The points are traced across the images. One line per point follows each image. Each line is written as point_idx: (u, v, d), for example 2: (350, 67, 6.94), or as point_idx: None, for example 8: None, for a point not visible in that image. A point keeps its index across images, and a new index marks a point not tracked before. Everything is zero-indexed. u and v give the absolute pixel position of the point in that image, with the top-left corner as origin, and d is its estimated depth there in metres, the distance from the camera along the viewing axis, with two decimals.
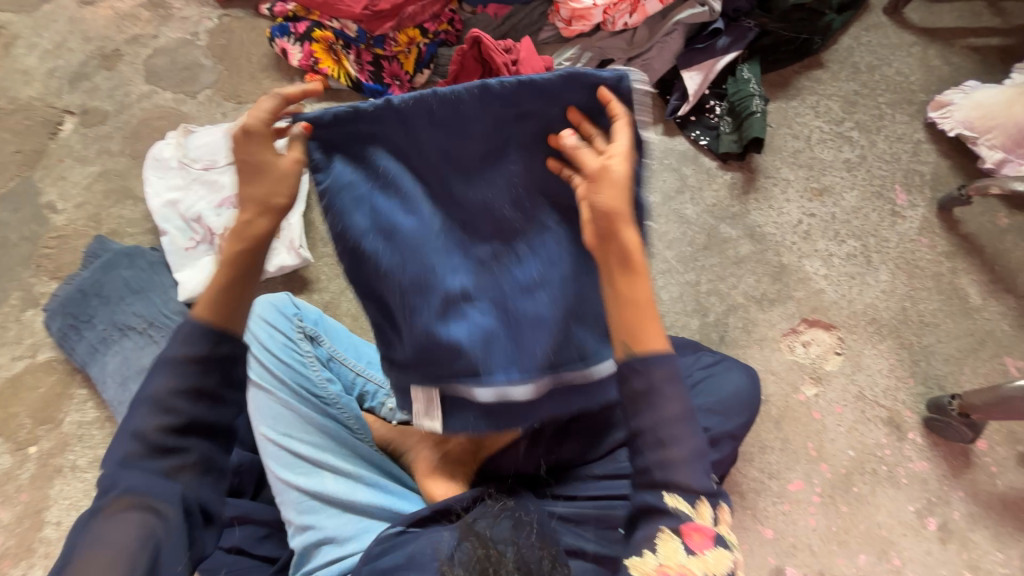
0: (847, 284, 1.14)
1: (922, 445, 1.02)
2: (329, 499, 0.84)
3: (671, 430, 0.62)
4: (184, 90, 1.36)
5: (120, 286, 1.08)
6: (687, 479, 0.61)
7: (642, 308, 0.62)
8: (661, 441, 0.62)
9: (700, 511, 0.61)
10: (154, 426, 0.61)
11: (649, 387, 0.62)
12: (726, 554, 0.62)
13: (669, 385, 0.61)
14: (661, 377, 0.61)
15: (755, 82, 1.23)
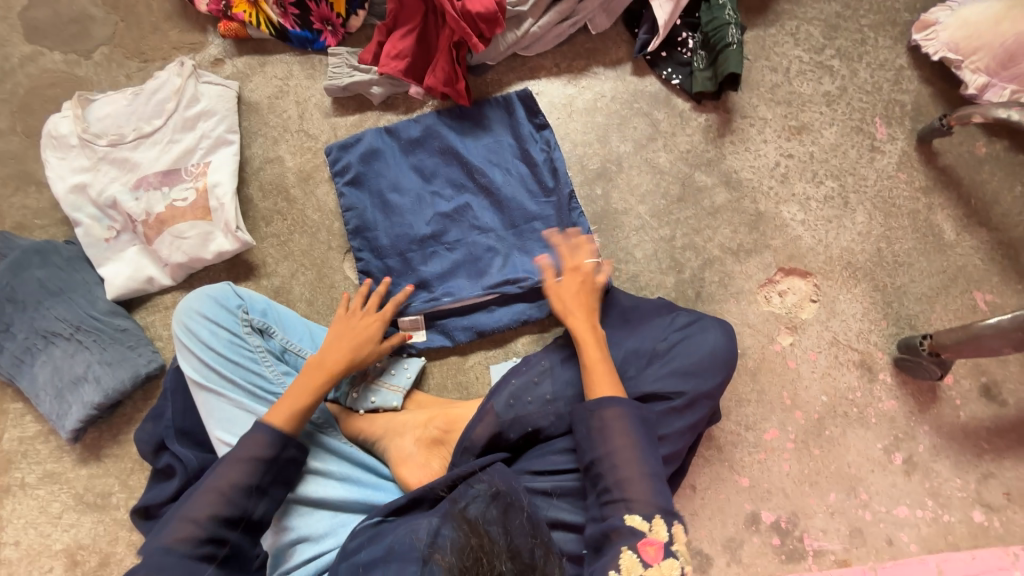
0: (824, 228, 1.10)
1: (891, 384, 1.03)
2: (300, 497, 0.84)
3: (623, 464, 0.77)
4: (75, 48, 1.16)
5: (35, 289, 0.96)
6: (641, 502, 0.75)
7: (597, 367, 0.84)
8: (616, 471, 0.77)
9: (652, 526, 0.74)
10: (209, 513, 0.73)
11: (605, 431, 0.79)
12: (675, 565, 0.73)
13: (618, 429, 0.78)
14: (612, 421, 0.79)
15: (732, 7, 1.10)
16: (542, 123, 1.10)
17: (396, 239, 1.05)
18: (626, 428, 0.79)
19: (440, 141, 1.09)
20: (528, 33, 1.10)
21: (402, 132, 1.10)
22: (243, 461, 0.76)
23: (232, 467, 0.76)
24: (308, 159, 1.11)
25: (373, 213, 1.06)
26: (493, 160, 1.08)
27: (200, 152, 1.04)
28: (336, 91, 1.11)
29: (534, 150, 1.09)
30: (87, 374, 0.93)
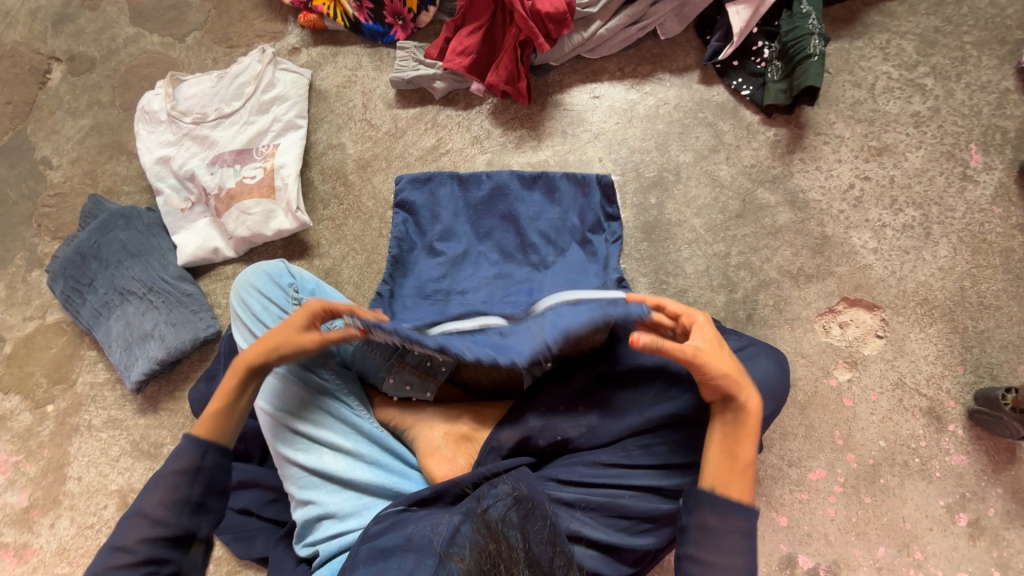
0: (899, 260, 1.01)
1: (963, 438, 0.93)
2: (329, 475, 0.87)
3: (731, 565, 0.74)
4: (172, 32, 1.26)
5: (118, 249, 1.05)
6: None
7: (735, 462, 0.76)
8: (718, 560, 0.74)
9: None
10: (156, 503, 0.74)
11: (720, 528, 0.74)
12: None
13: (741, 534, 0.74)
14: (735, 521, 0.74)
15: (816, 17, 1.04)
16: (614, 215, 0.99)
17: (423, 282, 0.92)
18: (745, 529, 0.75)
19: (506, 205, 0.99)
20: (594, 35, 1.09)
21: (474, 184, 1.01)
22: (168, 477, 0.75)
23: (158, 487, 0.75)
24: (368, 148, 1.15)
25: (420, 252, 0.96)
26: (552, 238, 0.96)
27: (270, 134, 1.10)
28: (401, 83, 1.14)
29: (597, 241, 0.96)
30: (153, 332, 1.01)
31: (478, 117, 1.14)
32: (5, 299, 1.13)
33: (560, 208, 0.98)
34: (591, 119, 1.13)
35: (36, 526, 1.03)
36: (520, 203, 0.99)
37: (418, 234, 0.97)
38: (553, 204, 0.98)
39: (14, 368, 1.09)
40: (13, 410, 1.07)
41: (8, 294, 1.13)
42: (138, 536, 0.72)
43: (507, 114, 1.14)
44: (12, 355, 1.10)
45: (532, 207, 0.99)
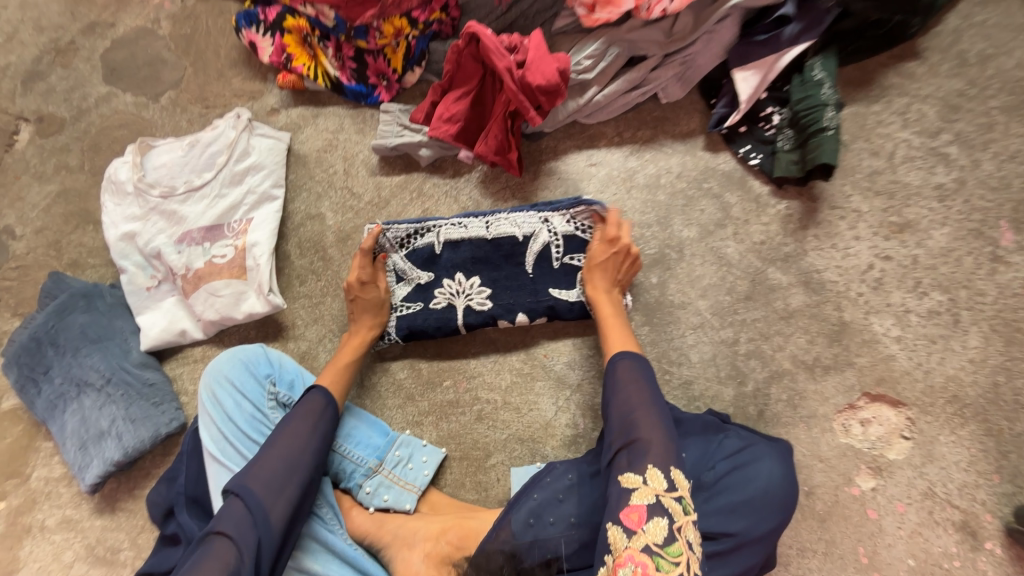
0: (925, 350, 0.92)
1: (1001, 557, 0.84)
2: None
3: (635, 418, 0.74)
4: (145, 91, 1.19)
5: (76, 335, 0.97)
6: (650, 461, 0.70)
7: (612, 324, 0.88)
8: (627, 413, 0.75)
9: (650, 479, 0.68)
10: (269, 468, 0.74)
11: (616, 386, 0.79)
12: (665, 525, 0.66)
13: (634, 382, 0.78)
14: (627, 374, 0.79)
15: (830, 85, 0.96)
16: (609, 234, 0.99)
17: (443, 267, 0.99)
18: (637, 382, 0.78)
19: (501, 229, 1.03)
20: (590, 101, 1.02)
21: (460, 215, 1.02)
22: (293, 433, 0.78)
23: (282, 442, 0.77)
24: (349, 219, 1.08)
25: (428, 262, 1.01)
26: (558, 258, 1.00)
27: (243, 208, 1.03)
28: (385, 150, 1.07)
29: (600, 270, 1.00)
30: (110, 429, 0.93)
31: (467, 186, 1.07)
32: None
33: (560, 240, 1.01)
34: (586, 189, 1.05)
35: None
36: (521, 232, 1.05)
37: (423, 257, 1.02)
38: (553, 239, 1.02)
39: None
40: None
41: None
42: (257, 490, 0.71)
43: (497, 183, 1.06)
44: None
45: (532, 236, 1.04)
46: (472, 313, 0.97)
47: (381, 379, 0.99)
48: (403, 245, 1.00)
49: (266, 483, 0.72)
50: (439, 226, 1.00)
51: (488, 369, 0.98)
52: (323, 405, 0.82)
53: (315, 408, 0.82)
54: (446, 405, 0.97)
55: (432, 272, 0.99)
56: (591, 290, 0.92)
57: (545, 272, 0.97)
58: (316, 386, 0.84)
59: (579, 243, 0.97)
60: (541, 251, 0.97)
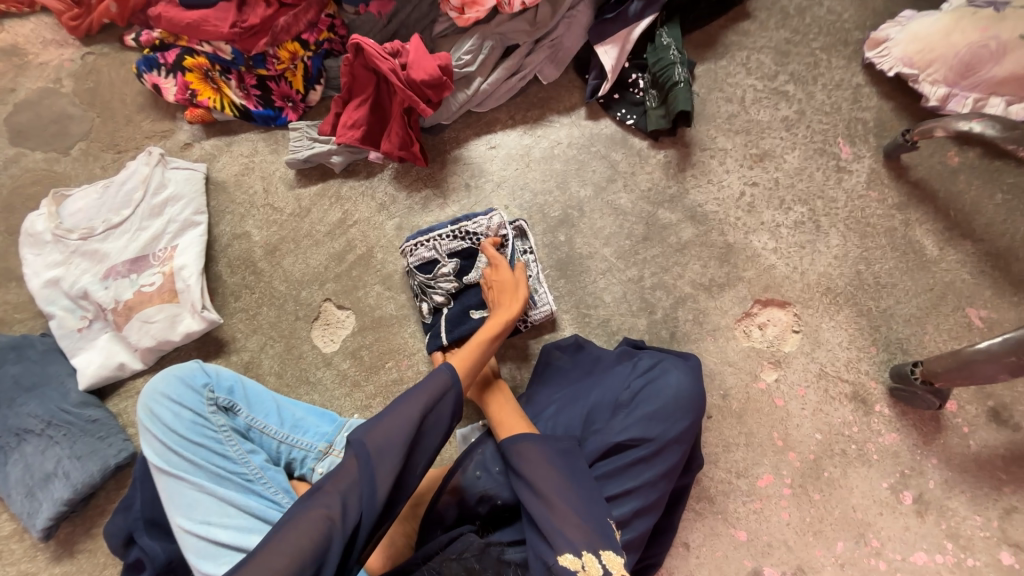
0: (798, 255, 1.06)
1: (890, 416, 0.97)
2: None
3: (551, 499, 0.74)
4: (54, 146, 1.22)
5: (9, 386, 0.98)
6: (572, 542, 0.72)
7: (502, 411, 0.88)
8: (541, 504, 0.75)
9: (587, 563, 0.71)
10: (388, 440, 0.73)
11: (525, 468, 0.78)
12: None
13: (539, 459, 0.77)
14: (532, 455, 0.78)
15: (676, 47, 1.12)
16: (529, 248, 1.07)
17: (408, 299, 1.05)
18: (545, 458, 0.78)
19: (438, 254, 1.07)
20: (477, 91, 1.13)
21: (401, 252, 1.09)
22: (332, 499, 0.69)
23: (319, 507, 0.69)
24: (275, 232, 1.13)
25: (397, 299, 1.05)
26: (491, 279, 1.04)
27: (167, 237, 1.07)
28: (298, 163, 1.14)
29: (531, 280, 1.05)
30: (56, 470, 0.93)
31: (381, 183, 1.15)
32: None
33: None
34: (491, 169, 1.15)
35: None
36: None
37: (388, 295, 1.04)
38: None
39: None
40: None
41: None
42: (279, 551, 0.66)
43: (409, 177, 1.15)
44: None
45: None
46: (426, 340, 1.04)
47: (327, 373, 1.05)
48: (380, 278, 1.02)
49: (380, 462, 0.72)
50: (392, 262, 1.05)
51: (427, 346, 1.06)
52: (387, 458, 0.72)
53: (439, 397, 0.77)
54: (392, 383, 1.04)
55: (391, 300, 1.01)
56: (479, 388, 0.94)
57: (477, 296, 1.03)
58: (378, 441, 0.72)
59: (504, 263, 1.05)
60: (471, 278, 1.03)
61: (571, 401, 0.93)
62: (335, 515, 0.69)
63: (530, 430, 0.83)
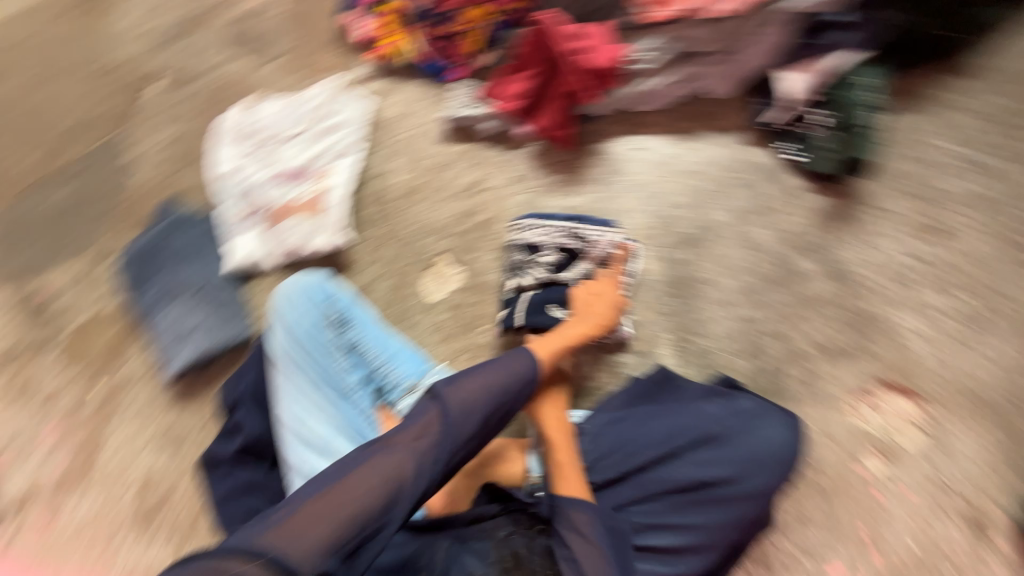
0: (947, 348, 0.95)
1: (1006, 552, 0.86)
2: None
3: None
4: (252, 57, 1.36)
5: (177, 250, 1.16)
6: None
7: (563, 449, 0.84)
8: None
9: None
10: (468, 405, 0.78)
11: (571, 538, 0.75)
12: None
13: (589, 524, 0.76)
14: (583, 528, 0.76)
15: (872, 87, 1.02)
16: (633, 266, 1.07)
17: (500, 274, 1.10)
18: (595, 539, 0.75)
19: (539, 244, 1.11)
20: (644, 91, 1.12)
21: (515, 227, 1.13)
22: (408, 451, 0.74)
23: (396, 455, 0.73)
24: (412, 179, 1.21)
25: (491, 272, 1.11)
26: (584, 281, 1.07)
27: (326, 158, 1.20)
28: (451, 122, 1.22)
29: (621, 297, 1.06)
30: (196, 329, 1.10)
31: (519, 159, 1.19)
32: (74, 283, 1.23)
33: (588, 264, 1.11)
34: (628, 171, 1.14)
35: (65, 499, 1.08)
36: None
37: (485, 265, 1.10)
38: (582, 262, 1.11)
39: (72, 348, 1.18)
40: (65, 386, 1.16)
41: (77, 279, 1.23)
42: (355, 493, 0.70)
43: (546, 159, 1.18)
44: (72, 335, 1.19)
45: None
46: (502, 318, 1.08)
47: (425, 319, 1.11)
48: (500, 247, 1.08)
49: (456, 426, 0.77)
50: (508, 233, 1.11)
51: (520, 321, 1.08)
52: (464, 422, 0.77)
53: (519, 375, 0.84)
54: (478, 345, 1.10)
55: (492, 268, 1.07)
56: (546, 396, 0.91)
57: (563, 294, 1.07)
58: (459, 410, 0.77)
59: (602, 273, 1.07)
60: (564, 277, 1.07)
61: (660, 420, 0.88)
62: (408, 469, 0.73)
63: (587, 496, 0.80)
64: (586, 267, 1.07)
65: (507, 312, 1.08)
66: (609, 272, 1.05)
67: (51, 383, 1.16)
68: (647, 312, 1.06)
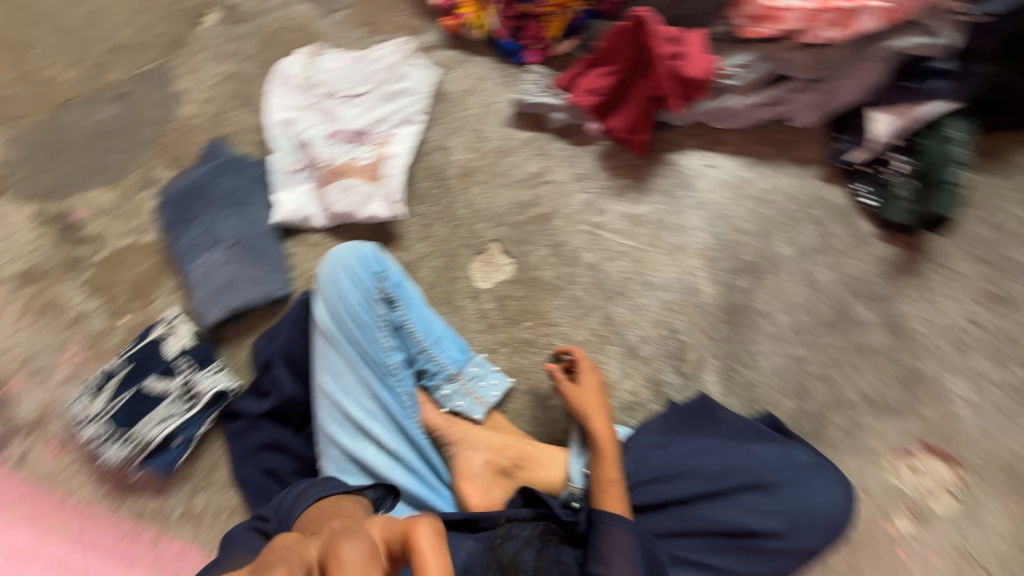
0: (994, 421, 0.94)
1: None
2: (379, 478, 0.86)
3: None
4: (323, 6, 1.32)
5: (225, 194, 1.12)
6: None
7: (608, 447, 0.83)
8: None
9: None
10: None
11: (604, 546, 0.74)
12: None
13: (627, 543, 0.74)
14: (618, 540, 0.74)
15: (963, 145, 0.99)
16: (146, 441, 0.97)
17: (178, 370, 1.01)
18: (631, 547, 0.73)
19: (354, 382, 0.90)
20: (726, 106, 1.09)
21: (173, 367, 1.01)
22: None
23: None
24: (475, 158, 1.17)
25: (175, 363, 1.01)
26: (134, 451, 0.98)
27: (389, 123, 1.15)
28: (525, 106, 1.17)
29: (143, 430, 0.98)
30: (230, 282, 1.06)
31: (588, 156, 1.14)
32: (112, 208, 1.19)
33: (163, 412, 0.98)
34: (700, 186, 1.11)
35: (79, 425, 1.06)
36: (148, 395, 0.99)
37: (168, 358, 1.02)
38: (165, 422, 0.98)
39: (103, 274, 1.15)
40: (91, 311, 1.12)
41: (115, 205, 1.19)
42: None
43: (616, 160, 1.13)
44: (104, 261, 1.15)
45: (145, 411, 0.98)
46: (214, 394, 1.00)
47: (470, 305, 1.08)
48: (188, 394, 0.99)
49: None
50: (190, 377, 1.00)
51: (567, 322, 1.05)
52: None
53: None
54: (522, 343, 1.05)
55: (158, 398, 0.99)
56: (587, 390, 0.90)
57: (153, 413, 0.98)
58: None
59: (139, 411, 0.98)
60: (175, 354, 1.02)
61: (713, 449, 0.85)
62: None
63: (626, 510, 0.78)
64: (160, 410, 0.98)
65: (186, 370, 1.01)
66: (131, 456, 0.98)
67: (76, 306, 1.13)
68: (697, 335, 1.03)
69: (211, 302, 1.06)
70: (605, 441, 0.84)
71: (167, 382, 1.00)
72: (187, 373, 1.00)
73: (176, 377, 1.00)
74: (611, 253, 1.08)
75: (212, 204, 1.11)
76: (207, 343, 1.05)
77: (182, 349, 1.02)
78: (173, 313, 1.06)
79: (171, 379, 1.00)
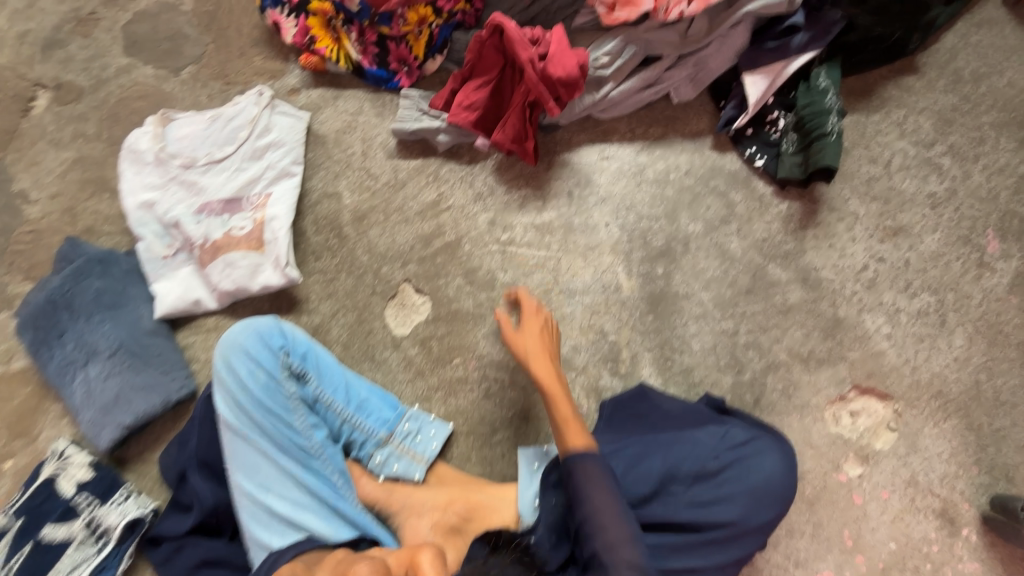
0: (913, 348, 0.98)
1: (976, 543, 0.90)
2: None
3: (604, 519, 0.72)
4: (166, 65, 1.20)
5: (91, 300, 0.98)
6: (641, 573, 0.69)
7: (556, 390, 0.85)
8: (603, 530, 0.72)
9: None
10: None
11: (582, 484, 0.74)
12: None
13: (602, 483, 0.74)
14: (592, 474, 0.75)
15: (834, 92, 1.01)
16: None
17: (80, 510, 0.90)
18: (605, 479, 0.74)
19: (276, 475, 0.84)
20: (606, 96, 1.06)
21: (73, 509, 0.90)
22: None
23: None
24: (366, 199, 1.10)
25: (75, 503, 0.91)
26: None
27: (263, 182, 1.06)
28: (404, 134, 1.10)
29: None
30: (119, 398, 0.94)
31: (482, 173, 1.10)
32: None
33: (73, 560, 0.88)
34: (598, 181, 1.08)
35: None
36: (50, 548, 0.88)
37: (65, 500, 0.91)
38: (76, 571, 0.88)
39: None
40: None
41: None
42: None
43: (512, 171, 1.09)
44: None
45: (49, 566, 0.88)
46: (127, 526, 0.90)
47: (393, 356, 1.01)
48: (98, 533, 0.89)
49: None
50: (96, 513, 0.90)
51: (496, 350, 1.01)
52: None
53: None
54: (454, 382, 1.00)
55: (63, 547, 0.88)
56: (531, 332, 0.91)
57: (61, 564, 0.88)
58: None
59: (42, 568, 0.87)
60: (73, 493, 0.91)
61: (652, 447, 0.85)
62: None
63: (592, 442, 0.79)
64: (69, 559, 0.88)
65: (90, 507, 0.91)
66: None
67: None
68: (627, 332, 1.01)
69: (104, 422, 0.94)
70: (550, 382, 0.86)
71: (70, 527, 0.89)
72: (92, 511, 0.90)
73: (79, 518, 0.90)
74: (526, 268, 1.04)
75: (80, 314, 0.98)
76: (108, 470, 0.94)
77: (79, 485, 0.92)
78: (62, 447, 0.95)
79: (74, 522, 0.90)
